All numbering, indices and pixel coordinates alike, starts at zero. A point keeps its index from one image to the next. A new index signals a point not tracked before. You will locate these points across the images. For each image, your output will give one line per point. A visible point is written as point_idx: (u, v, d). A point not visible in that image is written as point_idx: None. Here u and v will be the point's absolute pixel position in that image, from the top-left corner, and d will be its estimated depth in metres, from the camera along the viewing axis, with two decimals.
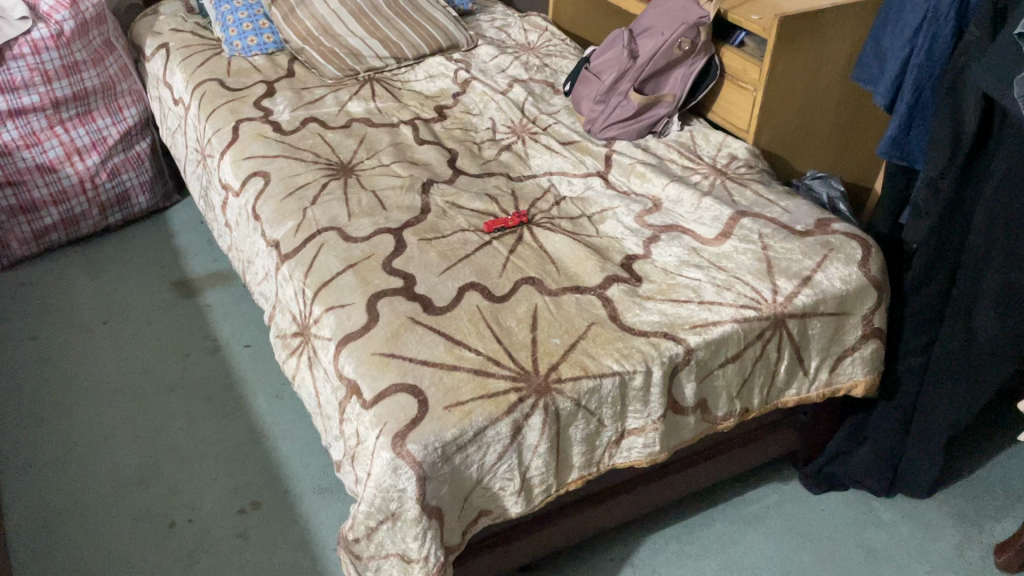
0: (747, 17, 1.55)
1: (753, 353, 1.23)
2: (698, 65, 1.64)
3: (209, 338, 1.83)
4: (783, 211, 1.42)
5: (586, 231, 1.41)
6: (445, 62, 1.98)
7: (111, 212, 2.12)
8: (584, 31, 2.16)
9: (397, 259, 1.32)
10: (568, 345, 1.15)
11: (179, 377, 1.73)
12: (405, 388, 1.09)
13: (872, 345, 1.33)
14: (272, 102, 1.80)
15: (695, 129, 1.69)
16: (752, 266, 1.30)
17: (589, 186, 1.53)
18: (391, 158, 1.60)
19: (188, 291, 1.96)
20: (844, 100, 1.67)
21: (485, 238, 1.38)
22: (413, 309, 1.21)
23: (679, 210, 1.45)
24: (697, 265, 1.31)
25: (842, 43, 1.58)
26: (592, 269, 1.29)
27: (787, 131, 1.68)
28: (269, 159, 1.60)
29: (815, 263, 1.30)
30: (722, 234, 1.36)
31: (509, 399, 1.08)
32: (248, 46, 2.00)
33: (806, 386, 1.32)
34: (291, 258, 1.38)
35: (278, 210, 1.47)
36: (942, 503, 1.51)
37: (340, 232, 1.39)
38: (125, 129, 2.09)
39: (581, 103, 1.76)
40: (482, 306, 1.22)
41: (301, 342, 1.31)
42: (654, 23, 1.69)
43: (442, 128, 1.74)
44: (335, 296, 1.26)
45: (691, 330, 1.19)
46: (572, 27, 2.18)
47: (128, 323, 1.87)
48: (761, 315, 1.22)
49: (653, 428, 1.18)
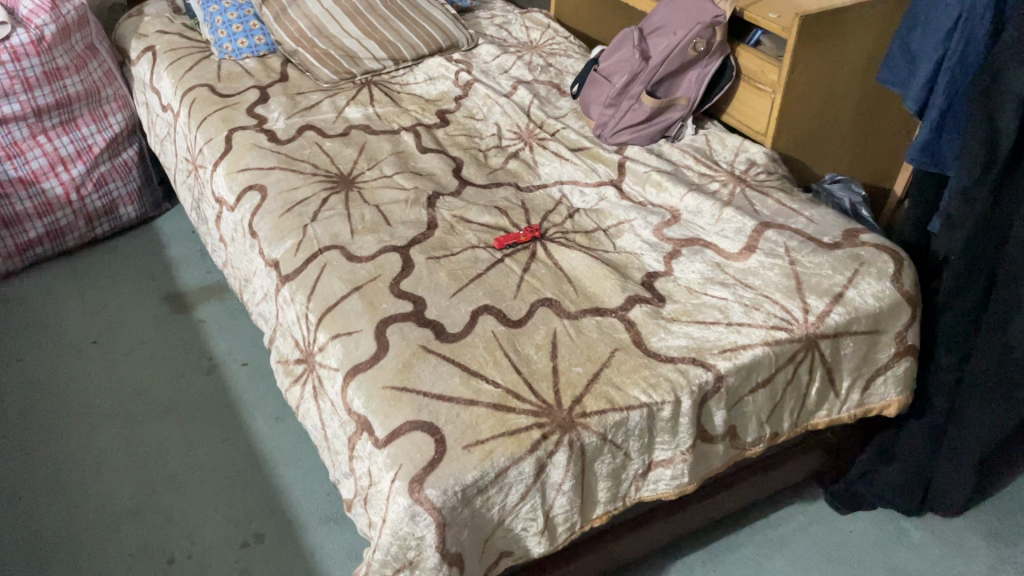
0: (765, 15, 1.48)
1: (784, 377, 1.17)
2: (713, 66, 1.56)
3: (204, 356, 1.75)
4: (808, 221, 1.35)
5: (602, 246, 1.34)
6: (445, 63, 1.90)
7: (99, 223, 2.03)
8: (584, 22, 2.08)
9: (405, 281, 1.25)
10: (591, 375, 1.09)
11: (175, 398, 1.65)
12: (420, 425, 1.02)
13: (906, 363, 1.26)
14: (266, 109, 1.71)
15: (710, 132, 1.62)
16: (780, 283, 1.23)
17: (602, 197, 1.46)
18: (393, 169, 1.53)
19: (181, 306, 1.88)
20: (864, 101, 1.60)
21: (497, 255, 1.31)
22: (425, 336, 1.14)
23: (699, 221, 1.38)
24: (722, 282, 1.24)
25: (864, 43, 1.51)
26: (612, 288, 1.22)
27: (805, 134, 1.61)
28: (265, 172, 1.52)
29: (846, 279, 1.23)
30: (747, 248, 1.30)
31: (532, 436, 1.01)
32: (239, 48, 1.91)
33: (837, 407, 1.26)
34: (293, 280, 1.30)
35: (277, 227, 1.39)
36: (972, 522, 1.46)
37: (343, 251, 1.32)
38: (111, 136, 2.00)
39: (589, 107, 1.67)
40: (498, 331, 1.15)
41: (305, 370, 1.24)
42: (666, 22, 1.61)
43: (445, 134, 1.66)
44: (342, 323, 1.19)
45: (721, 355, 1.12)
46: (573, 19, 2.11)
47: (119, 341, 1.79)
48: (793, 337, 1.16)
49: (681, 459, 1.11)
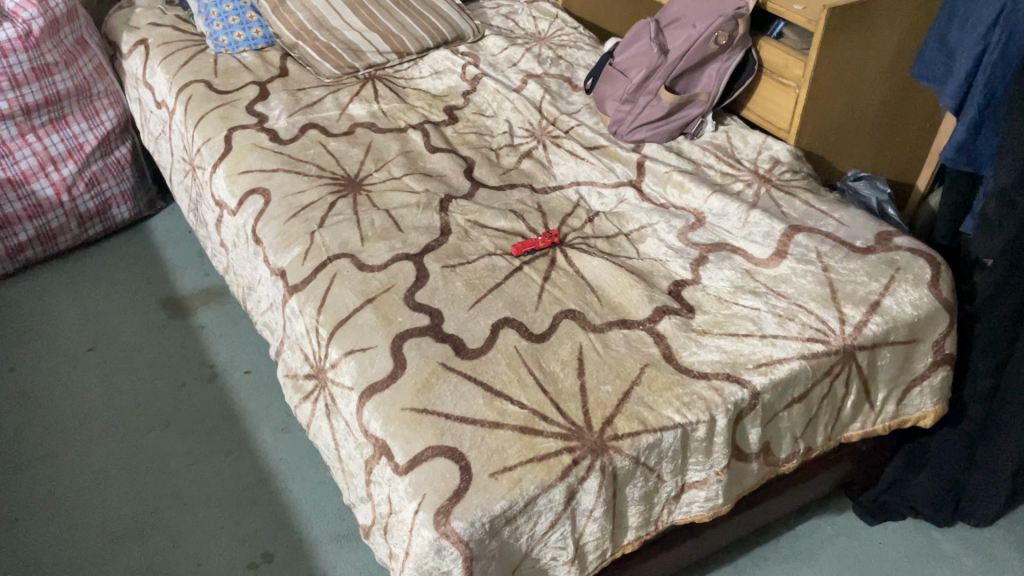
0: (789, 7, 1.43)
1: (821, 391, 1.12)
2: (734, 61, 1.50)
3: (205, 364, 1.69)
4: (838, 224, 1.30)
5: (625, 252, 1.28)
6: (451, 56, 1.83)
7: (91, 225, 1.96)
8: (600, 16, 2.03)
9: (420, 292, 1.19)
10: (621, 394, 1.03)
11: (175, 409, 1.59)
12: (443, 451, 0.96)
13: (942, 372, 1.21)
14: (266, 107, 1.64)
15: (731, 129, 1.55)
16: (814, 291, 1.17)
17: (621, 199, 1.40)
18: (402, 171, 1.46)
19: (179, 311, 1.81)
20: (889, 94, 1.55)
21: (515, 263, 1.25)
22: (444, 353, 1.08)
23: (725, 225, 1.32)
24: (753, 290, 1.18)
25: (891, 34, 1.45)
26: (638, 299, 1.16)
27: (829, 131, 1.55)
28: (268, 174, 1.45)
29: (883, 286, 1.18)
30: (778, 253, 1.24)
31: (562, 461, 0.95)
32: (235, 41, 1.83)
33: (871, 419, 1.21)
34: (301, 291, 1.24)
35: (283, 234, 1.33)
36: (1005, 532, 1.42)
37: (353, 260, 1.25)
38: (103, 134, 1.92)
39: (604, 103, 1.60)
40: (520, 346, 1.09)
41: (316, 386, 1.18)
42: (685, 14, 1.54)
43: (454, 132, 1.60)
44: (355, 338, 1.13)
45: (756, 370, 1.07)
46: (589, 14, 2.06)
47: (116, 348, 1.72)
48: (830, 349, 1.10)
49: (716, 480, 1.06)
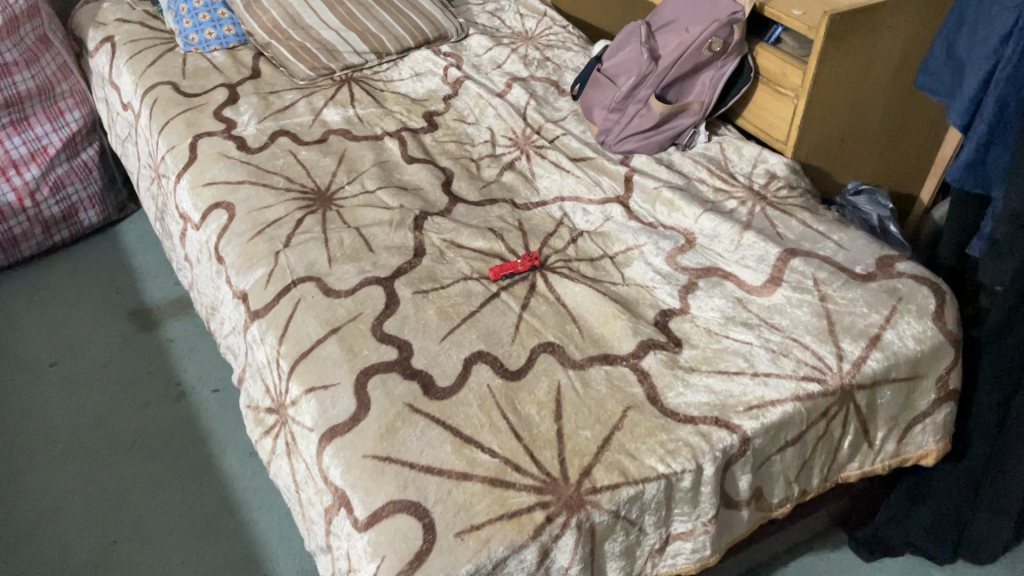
0: (788, 11, 1.34)
1: (816, 434, 1.04)
2: (730, 68, 1.41)
3: (172, 381, 1.61)
4: (837, 247, 1.22)
5: (609, 277, 1.20)
6: (433, 57, 1.74)
7: (57, 230, 1.87)
8: (598, 17, 1.93)
9: (389, 321, 1.11)
10: (601, 440, 0.95)
11: (139, 431, 1.51)
12: (406, 507, 0.89)
13: (946, 409, 1.14)
14: (235, 111, 1.55)
15: (725, 140, 1.47)
16: (810, 324, 1.10)
17: (607, 217, 1.32)
18: (376, 183, 1.38)
19: (147, 323, 1.73)
20: (893, 104, 1.47)
21: (492, 288, 1.17)
22: (412, 392, 1.00)
23: (717, 247, 1.24)
24: (744, 322, 1.10)
25: (896, 40, 1.36)
26: (622, 331, 1.08)
27: (829, 141, 1.47)
28: (233, 187, 1.37)
29: (883, 318, 1.10)
30: (772, 280, 1.16)
31: (535, 518, 0.87)
32: (206, 40, 1.74)
33: (870, 459, 1.13)
34: (262, 317, 1.16)
35: (246, 254, 1.25)
36: (1008, 569, 1.35)
37: (319, 284, 1.18)
38: (68, 136, 1.83)
39: (592, 111, 1.52)
40: (495, 385, 1.01)
41: (277, 422, 1.10)
42: (678, 16, 1.45)
43: (433, 141, 1.51)
44: (317, 373, 1.05)
45: (747, 413, 0.99)
46: (587, 14, 1.95)
47: (78, 363, 1.64)
48: (826, 389, 1.03)
49: (703, 530, 0.98)
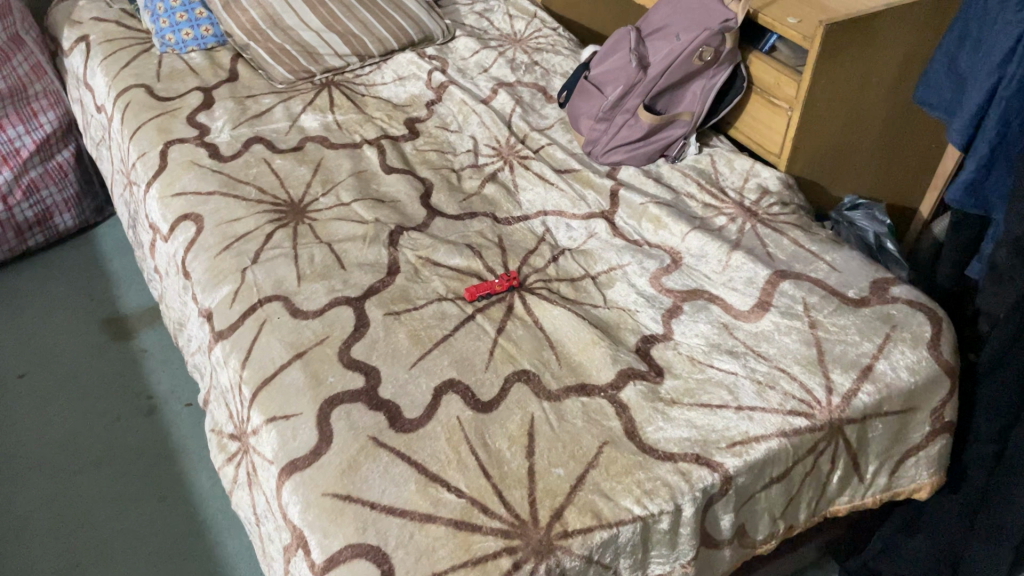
0: (783, 20, 1.29)
1: (803, 469, 0.99)
2: (721, 78, 1.35)
3: (144, 395, 1.56)
4: (829, 269, 1.17)
5: (590, 299, 1.15)
6: (417, 60, 1.68)
7: (31, 234, 1.82)
8: (605, 19, 1.87)
9: (358, 346, 1.06)
10: (574, 478, 0.90)
11: (108, 447, 1.46)
12: (364, 551, 0.84)
13: (940, 442, 1.09)
14: (209, 117, 1.50)
15: (716, 152, 1.42)
16: (799, 353, 1.04)
17: (591, 233, 1.27)
18: (352, 195, 1.32)
19: (121, 332, 1.68)
20: (891, 116, 1.41)
21: (467, 310, 1.12)
22: (377, 425, 0.95)
23: (704, 268, 1.18)
24: (730, 350, 1.05)
25: (895, 50, 1.31)
26: (601, 359, 1.03)
27: (825, 154, 1.41)
28: (202, 198, 1.31)
29: (876, 347, 1.05)
30: (760, 305, 1.11)
31: (500, 565, 0.82)
32: (183, 40, 1.68)
33: (861, 493, 1.08)
34: (227, 339, 1.11)
35: (213, 270, 1.20)
36: None
37: (287, 303, 1.12)
38: (42, 138, 1.78)
39: (578, 119, 1.46)
40: (464, 418, 0.96)
41: (239, 449, 1.06)
42: (668, 23, 1.39)
43: (414, 149, 1.46)
44: (279, 402, 1.00)
45: (729, 450, 0.94)
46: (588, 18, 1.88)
47: (49, 375, 1.59)
48: (814, 424, 0.97)
49: (681, 572, 0.93)
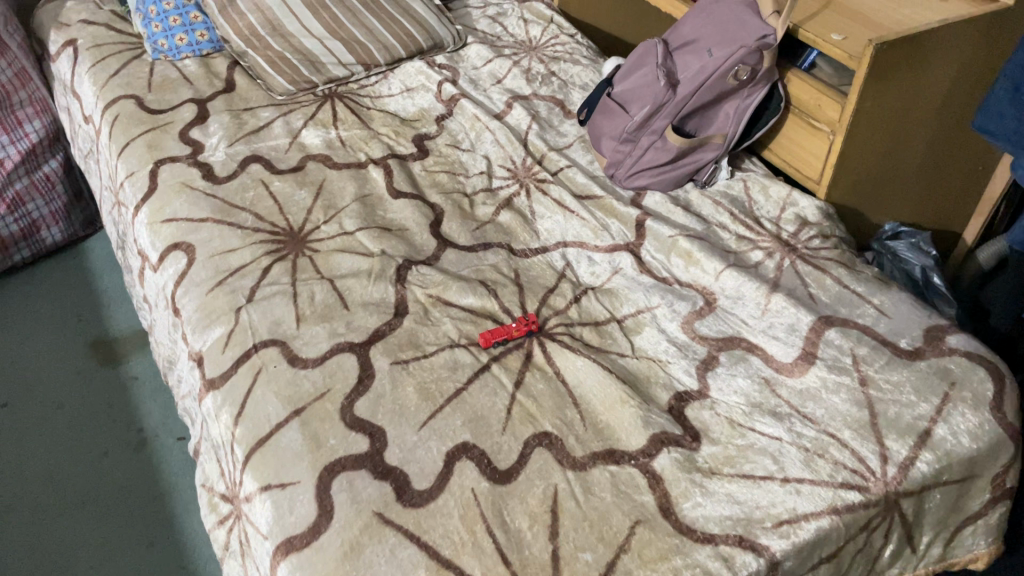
0: (826, 37, 1.18)
1: (854, 547, 0.88)
2: (757, 98, 1.24)
3: (133, 427, 1.46)
4: (878, 314, 1.07)
5: (617, 348, 1.05)
6: (426, 69, 1.58)
7: (16, 249, 1.73)
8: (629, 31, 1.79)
9: (362, 401, 0.96)
10: (603, 565, 0.80)
11: (94, 485, 1.37)
12: None
13: (1000, 510, 0.98)
14: (204, 132, 1.39)
15: (750, 177, 1.32)
16: (849, 415, 0.94)
17: (616, 269, 1.17)
18: (356, 223, 1.22)
19: (109, 357, 1.58)
20: (937, 139, 1.31)
21: (482, 359, 1.02)
22: (382, 498, 0.86)
23: (741, 312, 1.09)
24: (773, 411, 0.95)
25: (945, 72, 1.20)
26: (631, 421, 0.93)
27: (868, 181, 1.30)
28: (194, 226, 1.21)
29: (933, 408, 0.95)
30: (804, 357, 1.01)
31: None
32: (176, 46, 1.58)
33: (912, 564, 0.97)
34: (218, 389, 1.01)
35: (204, 309, 1.10)
36: None
37: (284, 349, 1.03)
38: (27, 148, 1.67)
39: (600, 139, 1.36)
40: (480, 490, 0.87)
41: (231, 513, 0.96)
42: (699, 36, 1.28)
43: (422, 170, 1.35)
44: (274, 468, 0.90)
45: (775, 531, 0.84)
46: (610, 25, 1.81)
47: (31, 405, 1.50)
48: (868, 500, 0.87)
49: None
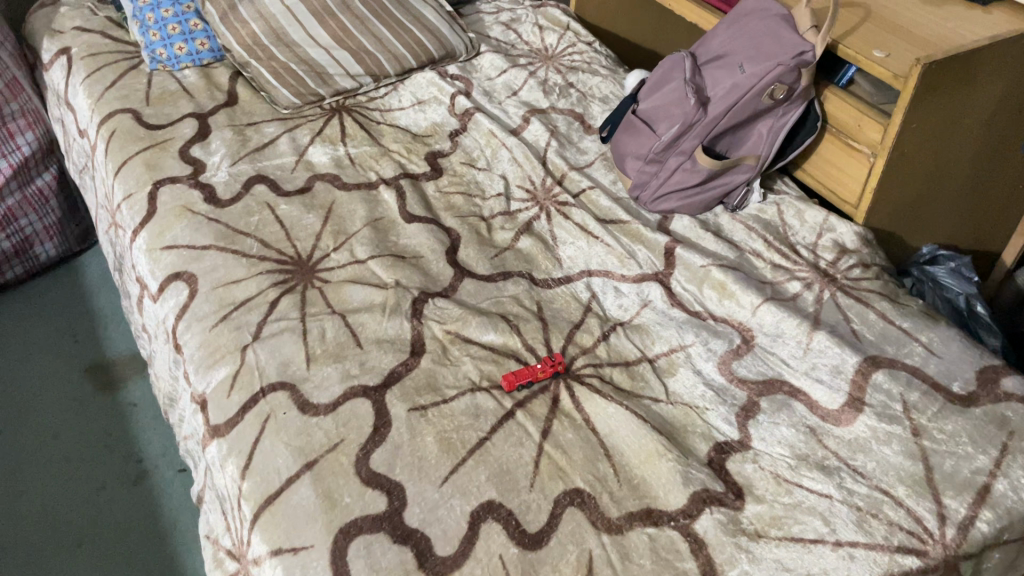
0: (869, 54, 1.11)
1: None
2: (793, 117, 1.17)
3: (132, 458, 1.40)
4: (926, 353, 1.00)
5: (650, 392, 0.98)
6: (438, 80, 1.51)
7: (9, 266, 1.65)
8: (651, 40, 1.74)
9: (378, 452, 0.89)
10: None
11: (90, 521, 1.30)
12: None
13: None
14: (205, 150, 1.32)
15: (784, 200, 1.25)
16: (902, 469, 0.88)
17: (645, 302, 1.11)
18: (367, 251, 1.15)
19: (106, 382, 1.52)
20: (980, 159, 1.23)
21: (506, 405, 0.95)
22: (403, 566, 0.79)
23: (781, 351, 1.02)
24: (821, 465, 0.89)
25: (991, 92, 1.13)
26: (668, 477, 0.87)
27: (908, 204, 1.24)
28: (196, 254, 1.14)
29: (992, 461, 0.88)
30: (851, 404, 0.94)
31: None
32: (175, 56, 1.50)
33: None
34: (223, 436, 0.94)
35: (208, 347, 1.03)
36: None
37: (294, 394, 0.96)
38: (20, 162, 1.59)
39: (624, 158, 1.29)
40: (508, 557, 0.80)
41: (239, 572, 0.89)
42: (729, 51, 1.21)
43: (436, 191, 1.28)
44: (285, 529, 0.84)
45: None
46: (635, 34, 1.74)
47: (25, 434, 1.43)
48: (927, 566, 0.80)
49: None
